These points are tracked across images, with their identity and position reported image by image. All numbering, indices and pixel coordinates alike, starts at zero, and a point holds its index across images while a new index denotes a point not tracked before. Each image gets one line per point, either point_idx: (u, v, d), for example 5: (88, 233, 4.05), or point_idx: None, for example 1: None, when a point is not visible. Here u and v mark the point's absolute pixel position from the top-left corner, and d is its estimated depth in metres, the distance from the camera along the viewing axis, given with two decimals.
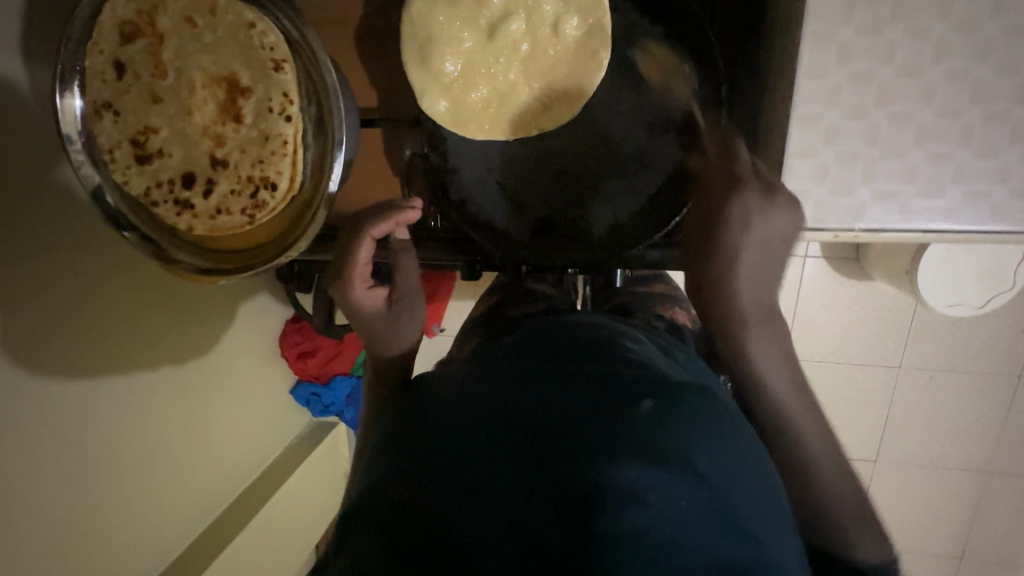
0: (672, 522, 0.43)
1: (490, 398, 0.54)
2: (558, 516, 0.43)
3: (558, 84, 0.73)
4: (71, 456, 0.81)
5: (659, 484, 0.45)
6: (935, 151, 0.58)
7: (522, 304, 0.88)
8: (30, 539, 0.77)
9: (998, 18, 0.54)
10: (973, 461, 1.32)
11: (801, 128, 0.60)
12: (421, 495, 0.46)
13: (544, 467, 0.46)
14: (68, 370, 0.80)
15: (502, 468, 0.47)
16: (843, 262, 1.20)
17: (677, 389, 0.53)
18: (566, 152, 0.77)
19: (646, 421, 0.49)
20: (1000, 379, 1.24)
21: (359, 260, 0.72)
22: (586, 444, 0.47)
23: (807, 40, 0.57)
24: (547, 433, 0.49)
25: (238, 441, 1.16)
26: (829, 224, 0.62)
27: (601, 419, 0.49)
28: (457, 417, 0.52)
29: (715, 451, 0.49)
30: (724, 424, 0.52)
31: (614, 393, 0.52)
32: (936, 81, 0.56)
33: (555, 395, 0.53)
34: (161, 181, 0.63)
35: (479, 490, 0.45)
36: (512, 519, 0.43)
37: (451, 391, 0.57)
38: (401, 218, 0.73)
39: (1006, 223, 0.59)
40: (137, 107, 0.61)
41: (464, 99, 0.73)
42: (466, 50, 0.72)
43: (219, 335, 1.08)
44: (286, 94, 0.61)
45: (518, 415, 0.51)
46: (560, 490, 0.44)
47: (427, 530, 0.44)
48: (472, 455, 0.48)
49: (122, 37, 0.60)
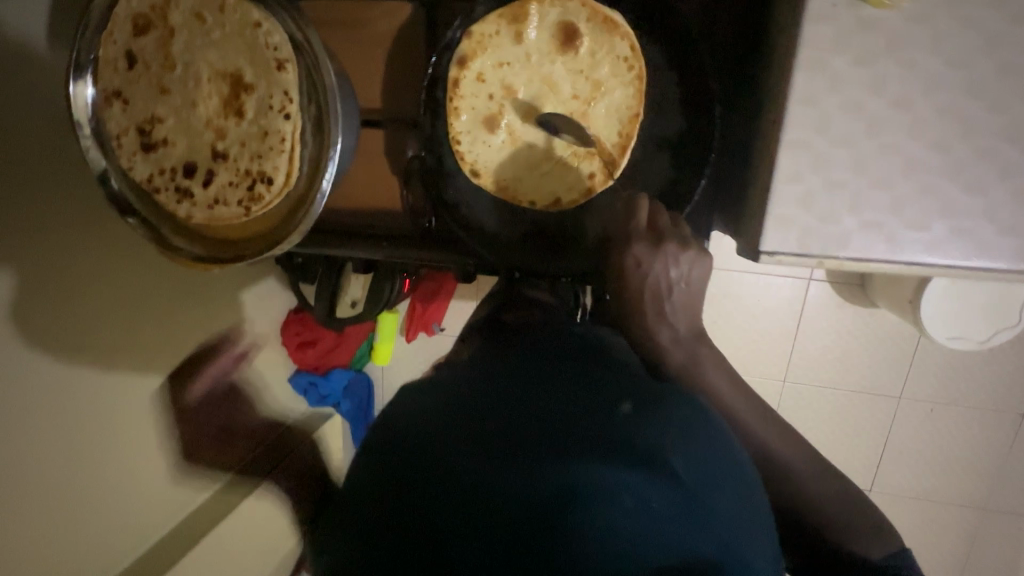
0: (646, 524, 0.38)
1: (465, 392, 0.51)
2: (523, 511, 0.38)
3: (537, 189, 0.77)
4: (59, 437, 0.82)
5: (636, 482, 0.40)
6: (923, 185, 0.58)
7: (519, 310, 0.87)
8: (21, 516, 0.78)
9: (988, 57, 0.54)
10: (970, 498, 1.30)
11: (789, 154, 0.60)
12: (377, 488, 0.42)
13: (509, 461, 0.41)
14: (62, 348, 0.80)
15: (470, 461, 0.42)
16: (847, 287, 1.20)
17: (654, 395, 0.50)
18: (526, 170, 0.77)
19: (620, 420, 0.46)
20: (1003, 416, 1.22)
21: None
22: (559, 442, 0.43)
23: (800, 67, 0.58)
24: (519, 427, 0.45)
25: (230, 425, 1.16)
26: (814, 251, 0.62)
27: (575, 417, 0.46)
28: (419, 413, 0.48)
29: (693, 448, 0.45)
30: (705, 427, 0.48)
31: (592, 394, 0.49)
32: (926, 115, 0.57)
33: (527, 397, 0.49)
34: (164, 168, 0.65)
35: (435, 488, 0.40)
36: (473, 513, 0.39)
37: (427, 385, 0.54)
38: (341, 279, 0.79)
39: (996, 260, 0.59)
40: (145, 96, 0.64)
41: (480, 149, 0.76)
42: (474, 116, 0.76)
43: (218, 320, 1.08)
44: (287, 93, 0.62)
45: (484, 412, 0.47)
46: (523, 486, 0.39)
47: (384, 523, 0.40)
48: (437, 442, 0.44)
49: (135, 29, 0.62)
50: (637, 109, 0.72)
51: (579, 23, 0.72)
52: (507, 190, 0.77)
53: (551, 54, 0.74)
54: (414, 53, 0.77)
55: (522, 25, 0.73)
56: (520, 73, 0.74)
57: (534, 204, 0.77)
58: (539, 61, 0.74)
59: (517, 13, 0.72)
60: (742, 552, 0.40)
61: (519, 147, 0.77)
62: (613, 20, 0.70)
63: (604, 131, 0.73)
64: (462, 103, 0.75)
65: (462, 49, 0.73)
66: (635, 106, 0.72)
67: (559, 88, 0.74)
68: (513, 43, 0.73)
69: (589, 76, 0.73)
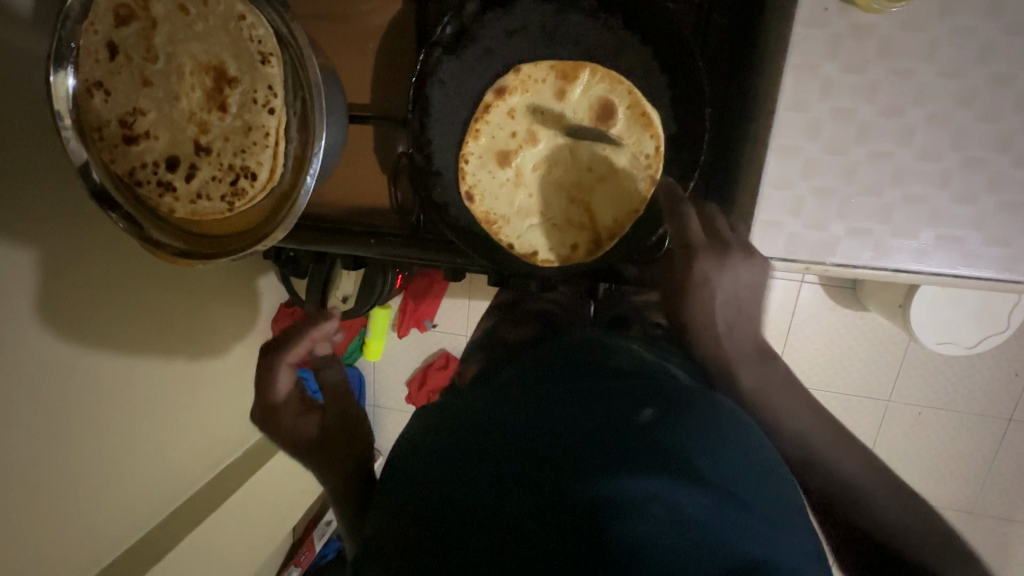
0: (681, 523, 0.39)
1: (495, 421, 0.53)
2: (557, 525, 0.40)
3: (534, 232, 0.77)
4: (48, 431, 0.79)
5: (663, 483, 0.41)
6: (911, 193, 0.58)
7: (520, 325, 0.88)
8: (13, 516, 0.77)
9: (982, 65, 0.54)
10: (957, 501, 1.31)
11: (778, 158, 0.60)
12: (424, 524, 0.45)
13: (544, 479, 0.44)
14: (49, 336, 0.77)
15: (504, 490, 0.45)
16: (838, 290, 1.20)
17: (675, 397, 0.51)
18: (526, 217, 0.77)
19: (641, 430, 0.47)
20: (990, 421, 1.23)
21: (280, 392, 0.66)
22: (588, 454, 0.45)
23: (791, 72, 0.57)
24: (547, 447, 0.47)
25: (221, 418, 1.13)
26: (801, 257, 0.62)
27: (600, 427, 0.48)
28: (460, 444, 0.52)
29: (717, 448, 0.45)
30: (727, 426, 0.48)
31: (614, 407, 0.50)
32: (917, 123, 0.56)
33: (555, 414, 0.51)
34: (147, 162, 0.64)
35: (484, 509, 0.44)
36: (514, 534, 0.41)
37: (461, 418, 0.57)
38: (316, 337, 0.68)
39: (982, 270, 0.59)
40: (127, 88, 0.63)
41: (483, 181, 0.76)
42: (489, 151, 0.76)
43: (210, 312, 1.05)
44: (271, 87, 0.62)
45: (515, 439, 0.49)
46: (559, 500, 0.41)
47: (433, 551, 0.43)
48: (475, 476, 0.47)
49: (116, 19, 0.61)
50: (640, 206, 0.73)
51: (619, 106, 0.71)
52: (491, 223, 0.76)
53: (583, 123, 0.74)
54: (404, 49, 0.77)
55: (568, 82, 0.72)
56: (545, 125, 0.75)
57: (512, 248, 0.77)
58: (568, 123, 0.74)
59: (569, 69, 0.71)
60: (786, 543, 0.40)
61: (520, 193, 0.77)
62: (650, 118, 0.70)
63: (603, 213, 0.75)
64: (483, 128, 0.75)
65: (506, 80, 0.73)
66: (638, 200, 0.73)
67: (576, 153, 0.75)
68: (553, 97, 0.73)
69: (608, 157, 0.74)
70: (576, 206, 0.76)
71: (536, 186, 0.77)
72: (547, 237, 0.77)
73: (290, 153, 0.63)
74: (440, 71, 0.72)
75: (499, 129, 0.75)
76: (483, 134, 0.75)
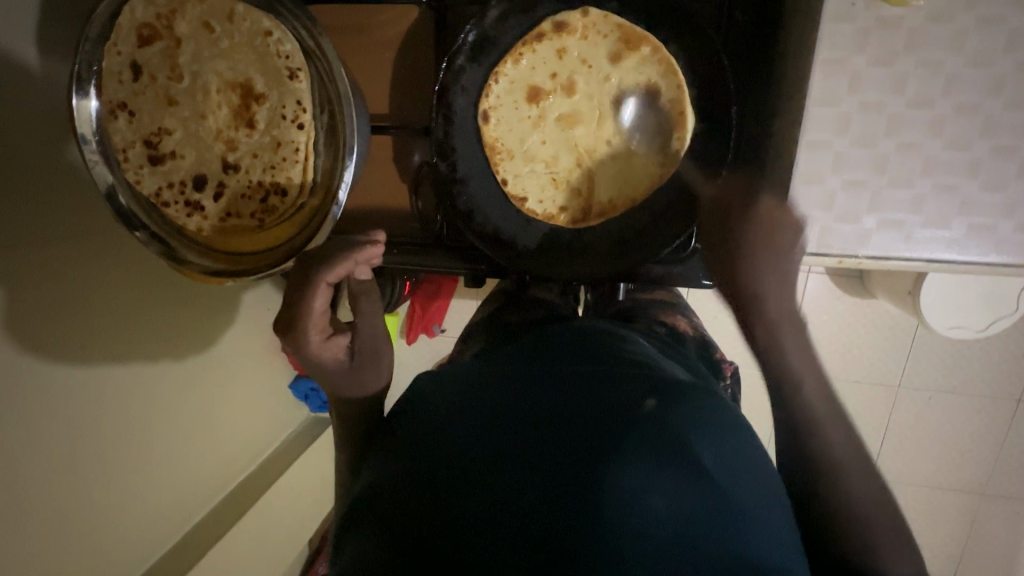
0: (682, 520, 0.39)
1: (487, 395, 0.50)
2: (565, 511, 0.40)
3: (535, 177, 0.77)
4: (65, 452, 0.77)
5: (668, 479, 0.41)
6: (941, 183, 0.58)
7: (521, 310, 0.84)
8: (41, 542, 0.75)
9: (1010, 55, 0.54)
10: (968, 483, 1.32)
11: (808, 154, 0.60)
12: (418, 496, 0.43)
13: (543, 473, 0.42)
14: (61, 356, 0.75)
15: (506, 468, 0.43)
16: (845, 279, 1.20)
17: (675, 388, 0.49)
18: (533, 171, 0.77)
19: (645, 421, 0.45)
20: (1000, 403, 1.24)
21: (315, 311, 0.57)
22: (591, 449, 0.43)
23: (819, 67, 0.57)
24: (549, 429, 0.45)
25: (237, 433, 1.10)
26: (833, 249, 0.62)
27: (600, 418, 0.45)
28: (456, 418, 0.48)
29: (716, 443, 0.45)
30: (724, 420, 0.47)
31: (615, 394, 0.48)
32: (946, 113, 0.57)
33: (557, 397, 0.49)
34: (173, 182, 0.64)
35: (485, 486, 0.42)
36: (518, 515, 0.40)
37: (450, 389, 0.53)
38: (362, 259, 0.58)
39: (1013, 257, 0.59)
40: (152, 109, 0.63)
41: (505, 109, 0.75)
42: (520, 89, 0.75)
43: (225, 328, 1.03)
44: (300, 103, 0.62)
45: (513, 419, 0.47)
46: (566, 487, 0.41)
47: (431, 527, 0.41)
48: (473, 449, 0.45)
49: (139, 39, 0.61)
50: (636, 197, 0.75)
51: (662, 97, 0.71)
52: (494, 152, 0.76)
53: (623, 96, 0.74)
54: (420, 57, 0.76)
55: (628, 50, 0.72)
56: (585, 80, 0.74)
57: (505, 184, 0.76)
58: (609, 88, 0.74)
59: (632, 35, 0.71)
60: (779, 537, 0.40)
61: (532, 137, 0.77)
62: (686, 119, 0.71)
63: (602, 187, 0.76)
64: (527, 54, 0.73)
65: (569, 16, 0.72)
66: (641, 186, 0.75)
67: (602, 122, 0.75)
68: (607, 60, 0.73)
69: (630, 138, 0.75)
70: (587, 163, 0.76)
71: (553, 141, 0.76)
72: (547, 192, 0.77)
73: (319, 167, 0.64)
74: (460, 78, 0.72)
75: (541, 63, 0.74)
76: (521, 69, 0.74)
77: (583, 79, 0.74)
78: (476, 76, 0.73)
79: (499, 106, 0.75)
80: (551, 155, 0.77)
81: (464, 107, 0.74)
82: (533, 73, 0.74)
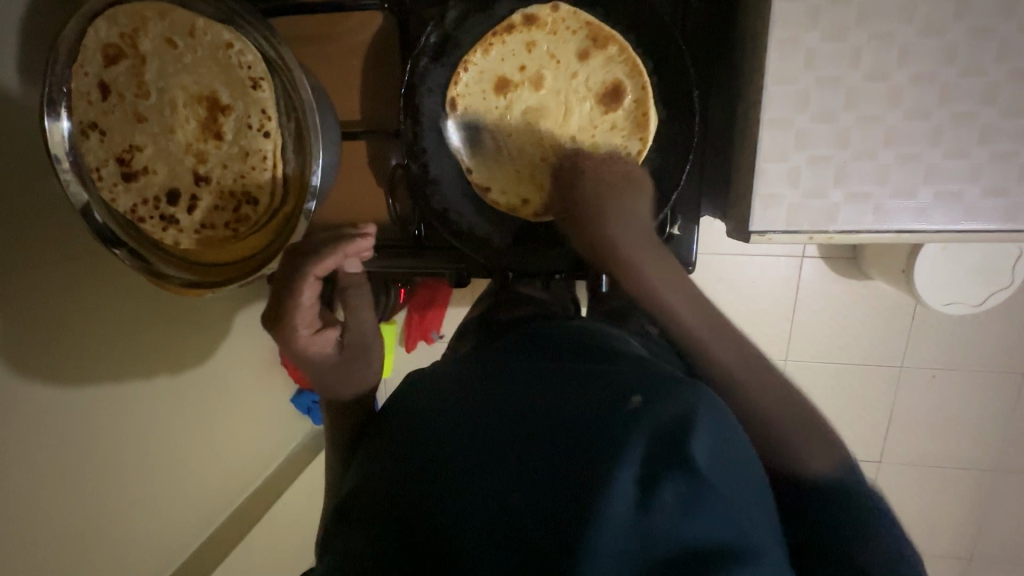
0: (664, 521, 0.37)
1: (471, 394, 0.48)
2: (545, 515, 0.38)
3: (501, 168, 0.77)
4: (59, 472, 0.77)
5: (651, 480, 0.38)
6: (904, 153, 0.59)
7: (510, 308, 0.83)
8: (47, 563, 0.76)
9: (961, 21, 0.54)
10: (978, 459, 1.30)
11: (771, 133, 0.60)
12: (406, 501, 0.43)
13: (523, 479, 0.40)
14: (49, 376, 0.75)
15: (487, 473, 0.41)
16: (838, 261, 1.20)
17: (664, 380, 0.45)
18: (498, 164, 0.77)
19: (630, 419, 0.40)
20: (1003, 375, 1.23)
21: (303, 305, 0.58)
22: (575, 454, 0.40)
23: (775, 45, 0.58)
24: (529, 431, 0.43)
25: (236, 450, 1.09)
26: (803, 226, 0.62)
27: (580, 420, 0.42)
28: (440, 419, 0.47)
29: (710, 441, 0.40)
30: (721, 417, 0.41)
31: (598, 390, 0.44)
32: (903, 84, 0.57)
33: (540, 395, 0.46)
34: (147, 198, 0.65)
35: (468, 492, 0.41)
36: (502, 519, 0.39)
37: (435, 390, 0.52)
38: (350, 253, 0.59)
39: (986, 221, 0.59)
40: (121, 126, 0.64)
41: (472, 99, 0.75)
42: (488, 83, 0.74)
43: (218, 343, 1.04)
44: (264, 111, 0.63)
45: (494, 420, 0.45)
46: (549, 491, 0.39)
47: (419, 533, 0.41)
48: (457, 452, 0.44)
49: (105, 59, 0.62)
50: None
51: (627, 96, 0.72)
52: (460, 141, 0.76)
53: (590, 94, 0.74)
54: (388, 62, 0.77)
55: (595, 47, 0.72)
56: (553, 74, 0.74)
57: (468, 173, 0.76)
58: (576, 85, 0.74)
59: (597, 32, 0.71)
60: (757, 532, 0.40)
61: (498, 129, 0.76)
62: (649, 119, 0.71)
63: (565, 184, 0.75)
64: (495, 48, 0.73)
65: (539, 11, 0.72)
66: None
67: (568, 116, 0.74)
68: (575, 58, 0.73)
69: (594, 136, 0.74)
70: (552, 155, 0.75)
71: (518, 136, 0.76)
72: (511, 185, 0.76)
73: (289, 175, 0.65)
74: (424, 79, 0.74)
75: (510, 55, 0.74)
76: (489, 64, 0.74)
77: (550, 73, 0.74)
78: (442, 78, 0.74)
79: (466, 98, 0.75)
80: (518, 146, 0.76)
81: (433, 107, 0.75)
82: (501, 66, 0.74)
